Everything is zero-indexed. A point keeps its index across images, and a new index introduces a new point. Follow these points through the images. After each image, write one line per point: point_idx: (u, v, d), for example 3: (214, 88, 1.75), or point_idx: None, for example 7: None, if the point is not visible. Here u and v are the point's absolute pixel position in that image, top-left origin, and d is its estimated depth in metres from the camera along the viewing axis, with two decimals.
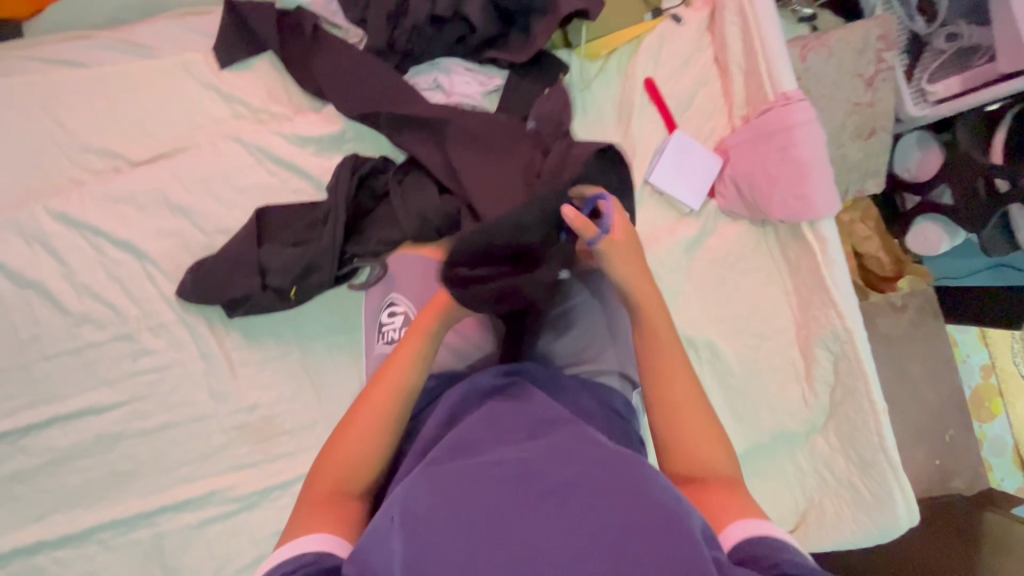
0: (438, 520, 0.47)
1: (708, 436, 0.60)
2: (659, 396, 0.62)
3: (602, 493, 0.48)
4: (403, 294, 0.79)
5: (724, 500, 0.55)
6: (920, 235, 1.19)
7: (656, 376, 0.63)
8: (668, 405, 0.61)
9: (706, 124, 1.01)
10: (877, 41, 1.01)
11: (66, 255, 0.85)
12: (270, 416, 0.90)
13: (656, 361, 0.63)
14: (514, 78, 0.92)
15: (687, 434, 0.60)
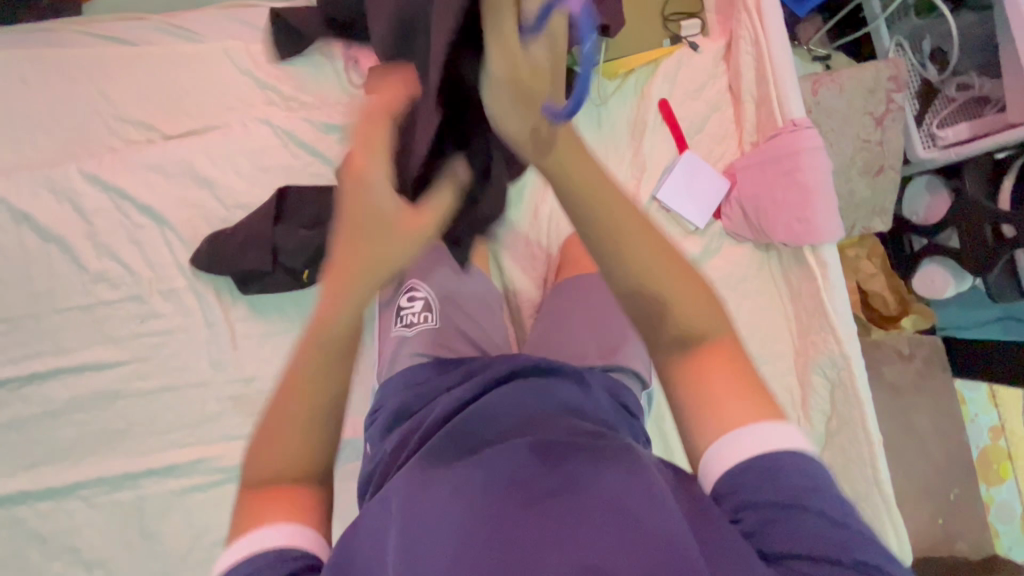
0: (432, 528, 0.46)
1: (692, 303, 0.51)
2: (629, 284, 0.51)
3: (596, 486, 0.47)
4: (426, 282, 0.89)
5: (722, 375, 0.51)
6: (926, 278, 1.19)
7: (616, 256, 0.50)
8: (638, 291, 0.51)
9: (716, 147, 1.04)
10: (887, 82, 1.04)
11: (92, 214, 0.89)
12: (265, 390, 0.91)
13: (613, 241, 0.50)
14: None
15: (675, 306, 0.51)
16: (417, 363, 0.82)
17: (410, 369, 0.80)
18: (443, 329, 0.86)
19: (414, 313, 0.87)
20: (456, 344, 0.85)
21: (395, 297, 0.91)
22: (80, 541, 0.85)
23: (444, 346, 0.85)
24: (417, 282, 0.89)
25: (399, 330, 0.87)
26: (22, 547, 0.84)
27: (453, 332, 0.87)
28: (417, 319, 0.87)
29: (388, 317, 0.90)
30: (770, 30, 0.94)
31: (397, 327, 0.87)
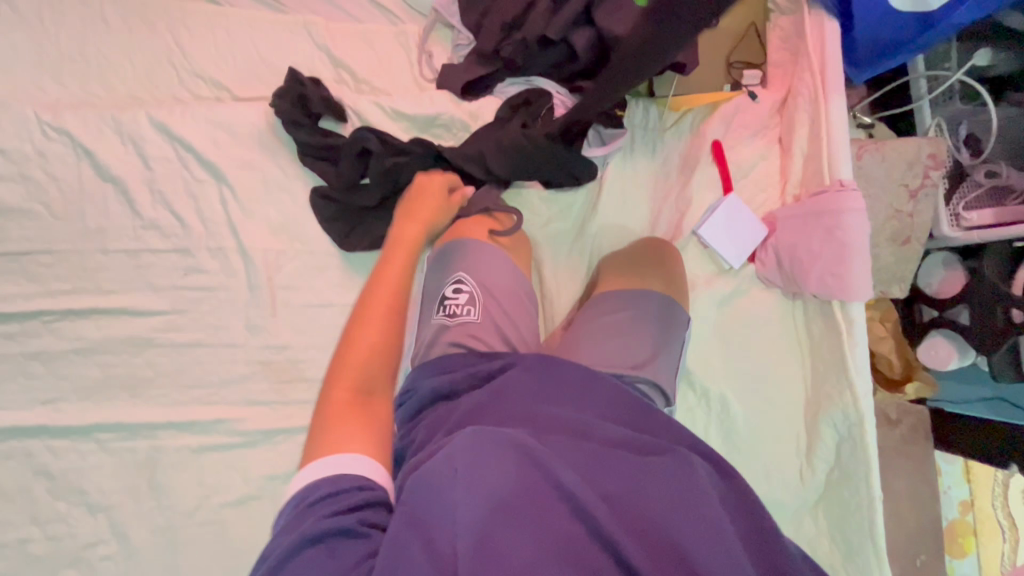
0: (491, 492, 0.53)
1: None
2: None
3: (641, 508, 0.54)
4: (471, 274, 0.91)
5: None
6: (930, 349, 1.24)
7: None
8: None
9: (758, 194, 1.08)
10: (927, 158, 1.08)
11: (153, 161, 0.90)
12: (294, 360, 0.91)
13: None
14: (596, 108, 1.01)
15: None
16: (452, 355, 0.83)
17: (441, 357, 0.82)
18: (481, 323, 0.88)
19: (457, 304, 0.89)
20: (493, 341, 0.87)
21: (440, 286, 0.92)
22: (88, 483, 0.85)
23: (479, 340, 0.86)
24: (464, 276, 0.91)
25: (440, 319, 0.89)
26: (29, 481, 0.83)
27: (491, 327, 0.88)
28: (459, 310, 0.88)
29: (431, 305, 0.92)
30: (832, 92, 0.98)
31: (438, 316, 0.90)
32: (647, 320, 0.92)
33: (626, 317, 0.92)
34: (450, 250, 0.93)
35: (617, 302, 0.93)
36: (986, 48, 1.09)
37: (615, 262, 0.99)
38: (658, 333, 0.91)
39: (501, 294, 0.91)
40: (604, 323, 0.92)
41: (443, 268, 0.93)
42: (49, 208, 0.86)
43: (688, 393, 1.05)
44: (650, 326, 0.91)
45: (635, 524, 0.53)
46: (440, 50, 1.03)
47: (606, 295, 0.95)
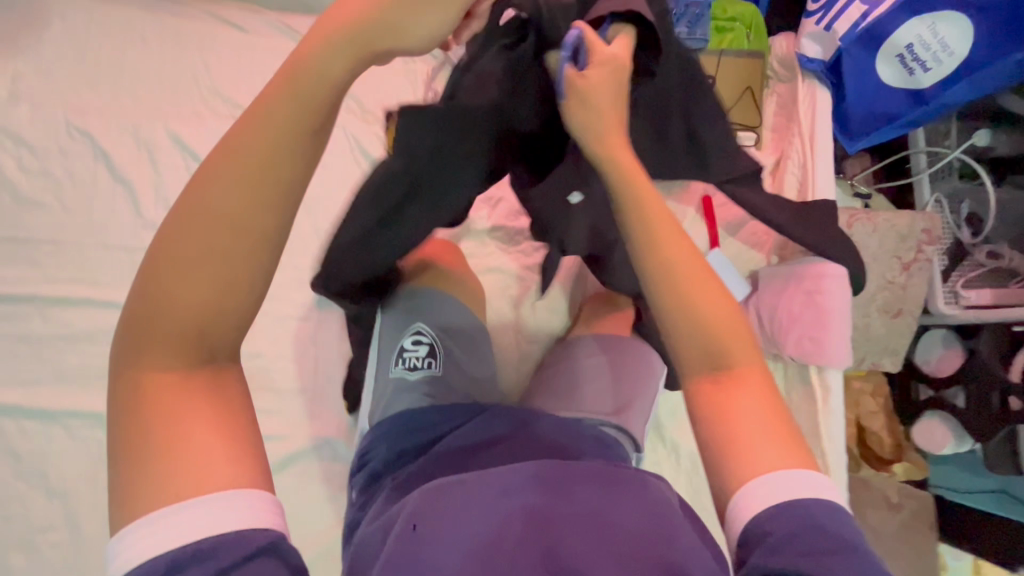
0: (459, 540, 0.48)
1: None
2: None
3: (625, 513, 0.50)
4: (431, 324, 0.86)
5: None
6: (925, 430, 1.20)
7: None
8: None
9: (745, 252, 1.09)
10: (920, 233, 1.08)
11: (164, 168, 0.96)
12: (267, 369, 0.94)
13: None
14: None
15: (710, 322, 0.57)
16: (421, 408, 0.77)
17: (398, 418, 0.76)
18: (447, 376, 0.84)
19: (418, 356, 0.84)
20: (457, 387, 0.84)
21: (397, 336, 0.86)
22: (51, 467, 0.87)
23: (448, 396, 0.81)
24: (424, 326, 0.86)
25: (399, 372, 0.83)
26: None
27: (453, 382, 0.84)
28: (421, 362, 0.83)
29: (387, 355, 0.86)
30: (820, 156, 0.98)
31: (397, 368, 0.84)
32: (618, 369, 0.90)
33: (595, 367, 0.90)
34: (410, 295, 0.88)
35: (588, 353, 0.92)
36: (984, 128, 1.10)
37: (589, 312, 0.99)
38: (628, 382, 0.89)
39: (461, 343, 0.88)
40: (572, 375, 0.90)
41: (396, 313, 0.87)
42: (60, 200, 0.93)
43: (658, 444, 1.02)
44: (621, 378, 0.89)
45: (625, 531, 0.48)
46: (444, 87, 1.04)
47: (573, 343, 0.95)
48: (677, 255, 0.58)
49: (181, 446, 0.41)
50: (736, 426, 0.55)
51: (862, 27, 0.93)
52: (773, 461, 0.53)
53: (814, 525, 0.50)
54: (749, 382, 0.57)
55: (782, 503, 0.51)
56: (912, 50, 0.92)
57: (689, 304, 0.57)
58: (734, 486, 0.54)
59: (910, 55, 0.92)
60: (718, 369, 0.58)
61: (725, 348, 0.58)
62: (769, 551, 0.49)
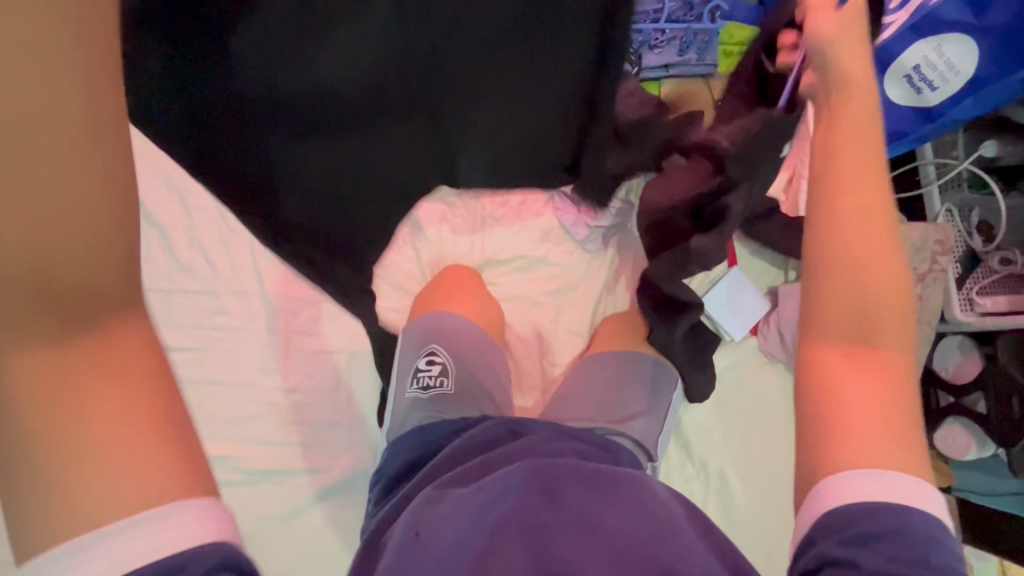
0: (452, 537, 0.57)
1: None
2: None
3: (619, 521, 0.58)
4: (444, 346, 0.91)
5: None
6: (948, 436, 1.21)
7: None
8: None
9: (762, 269, 1.11)
10: (934, 244, 1.10)
11: (195, 211, 0.93)
12: (302, 403, 0.96)
13: None
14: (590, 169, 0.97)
15: (872, 288, 0.51)
16: (430, 422, 0.82)
17: (417, 430, 0.81)
18: (456, 394, 0.87)
19: (431, 376, 0.88)
20: (472, 411, 0.86)
21: (412, 359, 0.92)
22: None
23: (454, 410, 0.85)
24: (437, 348, 0.91)
25: (414, 393, 0.87)
26: None
27: (465, 401, 0.87)
28: (432, 381, 0.88)
29: (405, 376, 0.91)
30: None
31: (411, 389, 0.88)
32: (629, 379, 0.94)
33: (603, 376, 0.95)
34: (425, 318, 0.95)
35: (595, 362, 0.97)
36: (991, 140, 1.12)
37: (608, 323, 1.02)
38: (636, 393, 0.93)
39: (472, 360, 0.92)
40: (582, 382, 0.95)
41: (417, 334, 0.93)
42: None
43: (687, 462, 1.04)
44: (628, 392, 0.93)
45: (611, 537, 0.56)
46: None
47: (588, 353, 0.99)
48: (847, 214, 0.52)
49: (73, 437, 0.40)
50: (845, 414, 0.50)
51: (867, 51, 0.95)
52: (874, 452, 0.48)
53: (907, 531, 0.45)
54: (891, 376, 0.51)
55: (879, 500, 0.46)
56: (918, 71, 0.94)
57: (852, 271, 0.52)
58: (827, 473, 0.49)
59: (917, 76, 0.94)
60: (856, 340, 0.52)
61: (880, 322, 0.52)
62: (857, 545, 0.45)
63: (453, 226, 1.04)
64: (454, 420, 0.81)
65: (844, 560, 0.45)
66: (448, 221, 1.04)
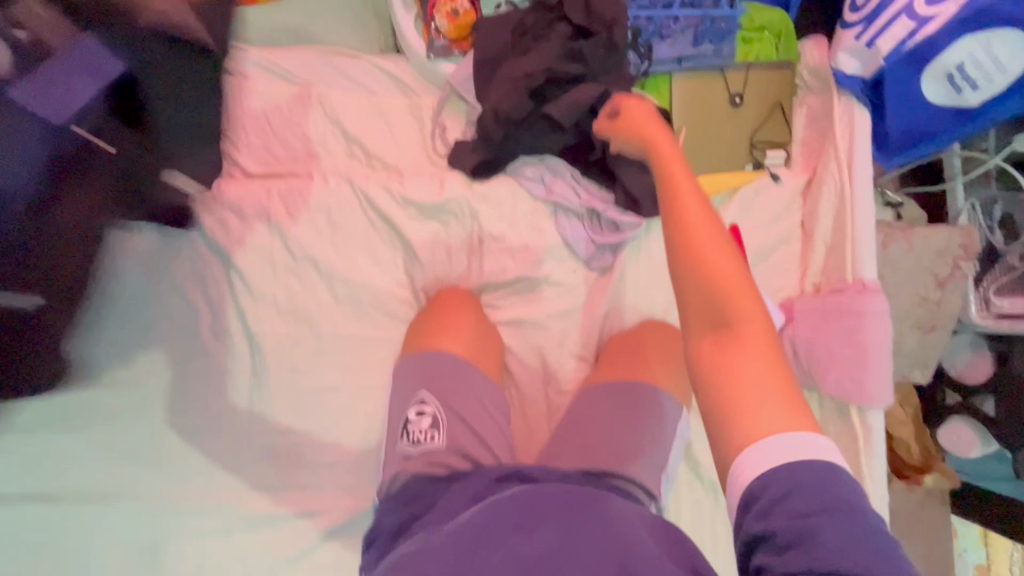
0: None
1: None
2: None
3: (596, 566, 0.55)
4: (433, 393, 0.84)
5: None
6: (951, 433, 1.21)
7: None
8: None
9: (777, 279, 1.04)
10: (957, 248, 1.04)
11: (172, 246, 0.92)
12: (299, 445, 0.92)
13: None
14: (545, 127, 0.92)
15: (709, 271, 0.52)
16: (417, 482, 0.78)
17: (405, 489, 0.78)
18: (447, 449, 0.81)
19: (420, 428, 0.83)
20: (464, 460, 0.81)
21: (404, 405, 0.86)
22: (94, 566, 0.87)
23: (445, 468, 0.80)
24: (426, 395, 0.85)
25: (405, 447, 0.83)
26: (36, 566, 0.86)
27: (458, 453, 0.81)
28: (422, 436, 0.82)
29: (396, 427, 0.86)
30: (857, 186, 0.94)
31: (403, 443, 0.84)
32: (631, 410, 0.89)
33: (601, 412, 0.89)
34: (415, 354, 0.89)
35: (595, 398, 0.91)
36: None
37: (615, 347, 0.97)
38: (635, 424, 0.87)
39: (461, 405, 0.85)
40: (579, 417, 0.91)
41: (405, 379, 0.88)
42: None
43: (698, 483, 1.02)
44: (631, 430, 0.87)
45: None
46: (454, 123, 1.02)
47: (588, 387, 0.95)
48: (689, 201, 0.55)
49: None
50: (736, 383, 0.49)
51: (908, 46, 0.84)
52: (759, 407, 0.48)
53: (831, 481, 0.45)
54: (755, 347, 0.50)
55: (807, 465, 0.46)
56: (962, 69, 0.84)
57: (695, 258, 0.53)
58: (749, 435, 0.47)
59: (959, 75, 0.84)
60: (721, 325, 0.51)
61: (729, 303, 0.51)
62: (767, 518, 0.45)
63: (446, 248, 0.96)
64: (448, 483, 0.76)
65: (762, 537, 0.46)
66: (440, 245, 0.96)
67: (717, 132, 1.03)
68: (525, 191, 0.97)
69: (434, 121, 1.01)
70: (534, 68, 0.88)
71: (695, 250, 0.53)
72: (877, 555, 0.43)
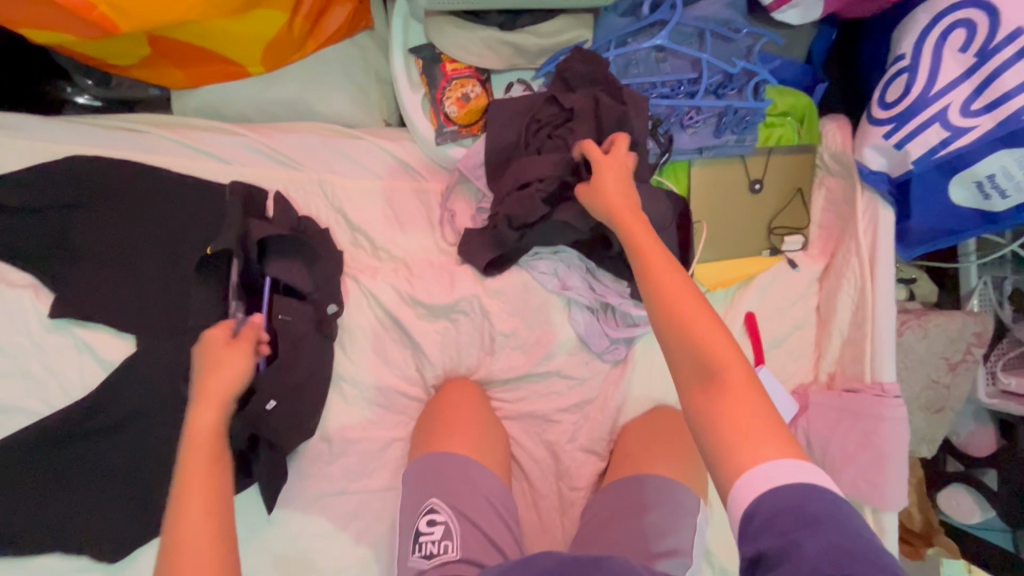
0: None
1: None
2: None
3: None
4: (445, 504, 0.82)
5: None
6: (950, 499, 1.22)
7: None
8: None
9: (791, 366, 1.02)
10: (970, 335, 1.04)
11: None
12: (307, 552, 0.90)
13: None
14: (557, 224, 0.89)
15: (693, 328, 0.58)
16: None
17: None
18: (461, 562, 0.78)
19: (432, 541, 0.80)
20: None
21: (413, 517, 0.83)
22: None
23: None
24: (437, 505, 0.82)
25: (416, 562, 0.80)
26: None
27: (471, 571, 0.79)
28: (435, 548, 0.79)
29: (405, 541, 0.83)
30: (879, 284, 0.92)
31: (413, 557, 0.81)
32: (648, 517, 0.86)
33: (615, 518, 0.87)
34: (423, 460, 0.86)
35: (610, 502, 0.89)
36: None
37: (629, 443, 0.95)
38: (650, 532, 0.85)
39: (475, 519, 0.82)
40: (592, 522, 0.89)
41: (415, 489, 0.85)
42: (49, 404, 0.84)
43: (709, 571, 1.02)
44: (645, 523, 0.84)
45: None
46: (463, 209, 0.97)
47: (602, 487, 0.93)
48: (665, 271, 0.63)
49: None
50: (739, 429, 0.53)
51: (939, 155, 0.82)
52: (756, 447, 0.52)
53: (804, 503, 0.47)
54: (741, 392, 0.55)
55: (772, 493, 0.49)
56: (992, 179, 0.81)
57: (679, 318, 0.59)
58: (738, 469, 0.52)
59: (989, 183, 0.81)
60: (707, 377, 0.57)
61: (717, 359, 0.57)
62: (756, 547, 0.47)
63: (456, 346, 0.94)
64: None
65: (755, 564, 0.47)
66: (451, 341, 0.93)
67: (738, 220, 0.98)
68: (538, 285, 0.94)
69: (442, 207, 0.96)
70: (549, 171, 0.84)
71: (676, 312, 0.60)
72: (866, 558, 0.44)
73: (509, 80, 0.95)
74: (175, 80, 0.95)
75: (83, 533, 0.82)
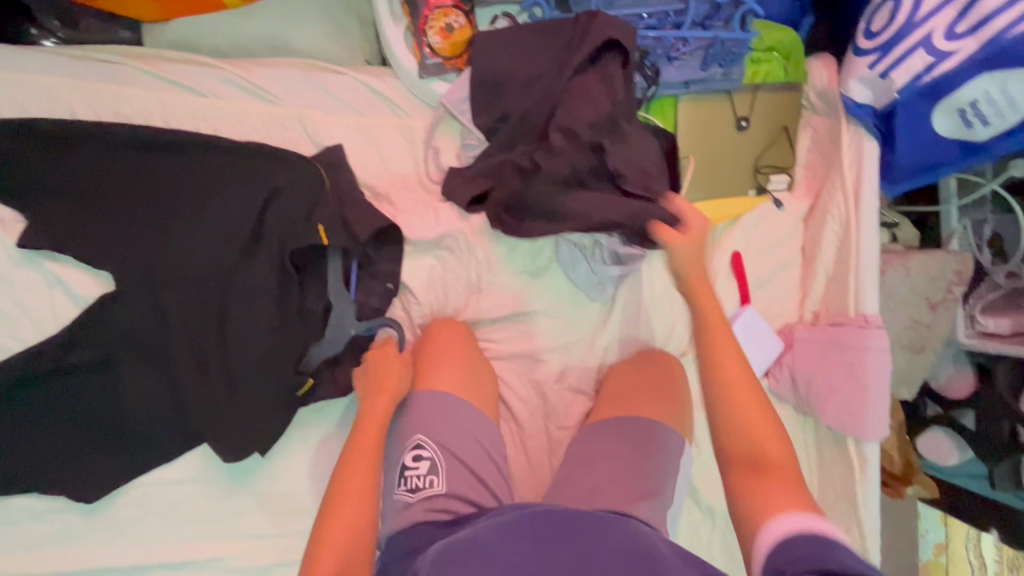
0: None
1: None
2: None
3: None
4: (432, 438, 0.81)
5: None
6: (931, 442, 1.25)
7: None
8: None
9: (775, 306, 1.03)
10: (952, 274, 1.05)
11: None
12: (292, 491, 0.89)
13: None
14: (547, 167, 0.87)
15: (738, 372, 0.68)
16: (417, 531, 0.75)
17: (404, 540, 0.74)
18: (448, 495, 0.78)
19: (418, 476, 0.79)
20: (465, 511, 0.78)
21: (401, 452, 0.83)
22: None
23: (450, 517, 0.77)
24: (423, 440, 0.81)
25: (402, 496, 0.79)
26: None
27: (459, 499, 0.78)
28: (421, 483, 0.79)
29: (392, 474, 0.83)
30: (863, 217, 0.93)
31: (400, 490, 0.80)
32: (636, 450, 0.86)
33: (603, 452, 0.87)
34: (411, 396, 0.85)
35: (597, 435, 0.89)
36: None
37: (617, 380, 0.96)
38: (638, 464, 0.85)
39: (463, 452, 0.82)
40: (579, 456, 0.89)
41: (402, 424, 0.84)
42: (21, 340, 0.81)
43: (695, 508, 1.03)
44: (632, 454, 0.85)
45: None
46: (449, 147, 0.96)
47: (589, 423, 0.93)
48: (712, 307, 0.71)
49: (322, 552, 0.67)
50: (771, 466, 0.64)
51: (925, 80, 0.82)
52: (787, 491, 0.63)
53: (813, 543, 0.55)
54: (770, 441, 0.65)
55: (789, 537, 0.57)
56: (975, 106, 0.81)
57: (725, 351, 0.69)
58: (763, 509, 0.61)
59: (972, 111, 0.81)
60: (736, 414, 0.67)
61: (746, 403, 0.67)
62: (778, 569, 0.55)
63: (443, 284, 0.93)
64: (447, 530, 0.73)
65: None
66: (438, 279, 0.92)
67: (725, 157, 0.98)
68: None
69: (427, 145, 0.95)
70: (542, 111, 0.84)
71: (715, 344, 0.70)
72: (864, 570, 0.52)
73: (494, 14, 0.94)
74: (148, 12, 0.92)
75: (74, 476, 0.82)
